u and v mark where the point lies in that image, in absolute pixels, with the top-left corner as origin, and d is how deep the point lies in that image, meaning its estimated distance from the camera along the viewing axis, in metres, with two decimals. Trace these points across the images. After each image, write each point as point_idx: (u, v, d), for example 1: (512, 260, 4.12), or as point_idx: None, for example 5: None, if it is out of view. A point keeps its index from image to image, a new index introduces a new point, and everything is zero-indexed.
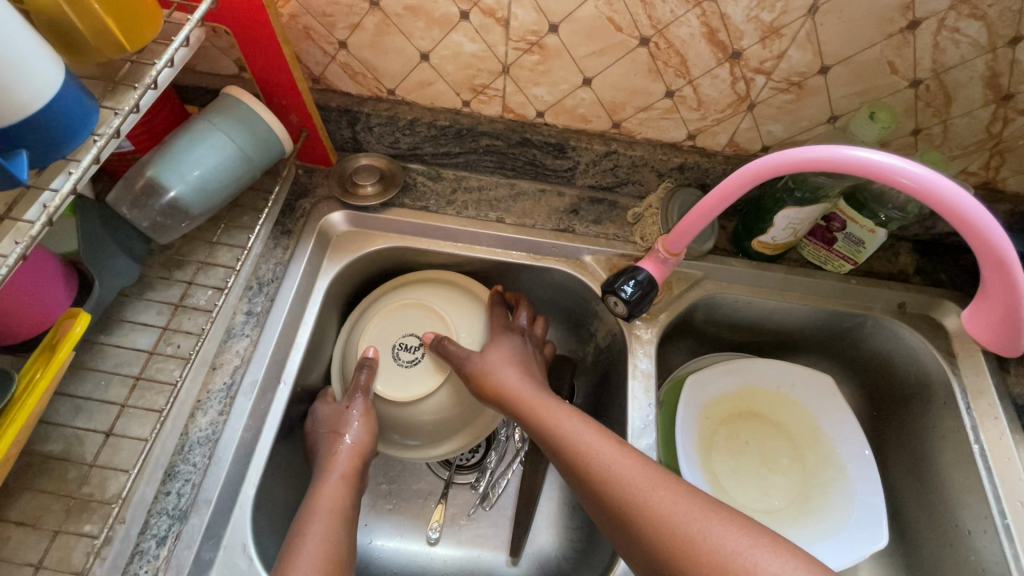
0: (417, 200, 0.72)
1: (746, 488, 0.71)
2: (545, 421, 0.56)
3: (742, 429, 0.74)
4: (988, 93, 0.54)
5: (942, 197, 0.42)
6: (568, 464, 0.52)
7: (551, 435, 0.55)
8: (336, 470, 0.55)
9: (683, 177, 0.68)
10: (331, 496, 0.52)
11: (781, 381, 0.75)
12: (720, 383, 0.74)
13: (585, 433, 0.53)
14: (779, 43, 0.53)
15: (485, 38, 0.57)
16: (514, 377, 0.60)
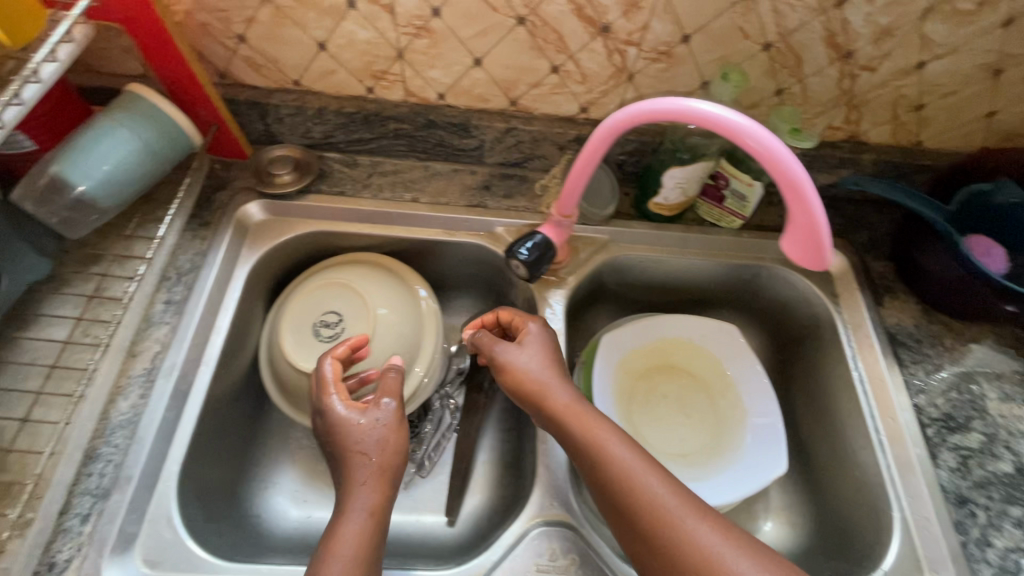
0: (334, 186, 0.75)
1: (665, 435, 0.76)
2: (591, 432, 0.53)
3: (657, 382, 0.80)
4: (831, 52, 0.60)
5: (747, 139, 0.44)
6: (608, 478, 0.51)
7: (585, 444, 0.53)
8: (360, 501, 0.49)
9: (582, 148, 0.73)
10: (354, 526, 0.48)
11: (691, 333, 0.81)
12: (636, 339, 0.80)
13: (619, 446, 0.52)
14: (641, 15, 0.58)
15: (375, 25, 0.61)
16: (549, 379, 0.58)
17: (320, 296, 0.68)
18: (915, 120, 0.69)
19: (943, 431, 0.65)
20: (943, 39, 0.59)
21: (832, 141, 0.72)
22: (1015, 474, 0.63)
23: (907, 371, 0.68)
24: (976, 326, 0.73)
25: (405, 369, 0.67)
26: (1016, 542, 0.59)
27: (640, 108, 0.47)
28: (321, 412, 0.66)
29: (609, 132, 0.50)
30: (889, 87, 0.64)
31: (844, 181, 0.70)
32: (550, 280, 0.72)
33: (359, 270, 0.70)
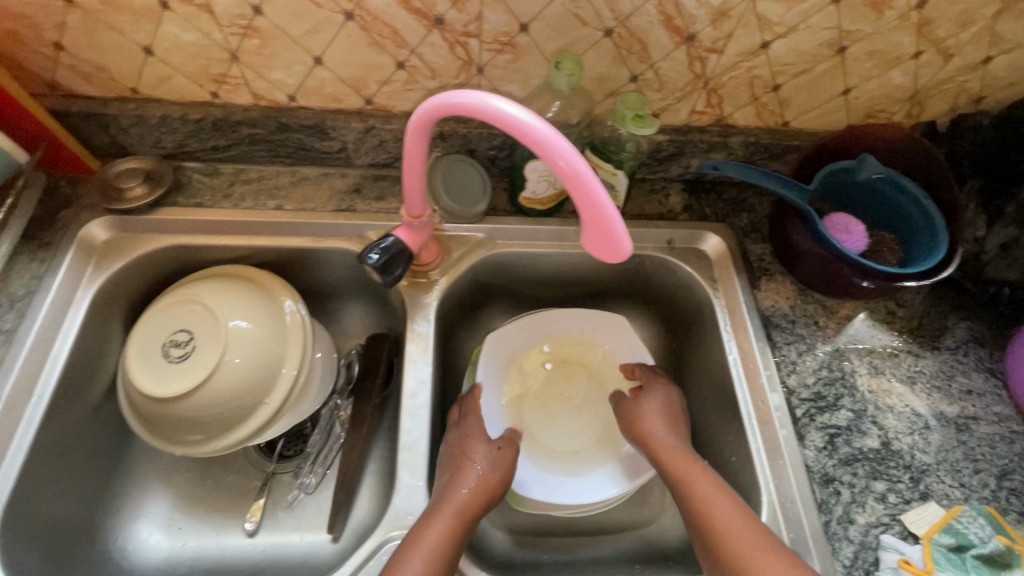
0: (191, 197, 0.71)
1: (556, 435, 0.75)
2: (684, 469, 0.61)
3: (550, 380, 0.79)
4: (673, 36, 0.60)
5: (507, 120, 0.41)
6: (693, 509, 0.58)
7: (685, 484, 0.60)
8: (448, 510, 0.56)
9: (449, 145, 0.71)
10: (438, 532, 0.53)
11: (582, 327, 0.79)
12: (525, 337, 0.78)
13: (707, 478, 0.59)
14: (471, 5, 0.56)
15: (196, 26, 0.57)
16: (670, 436, 0.65)
17: (171, 315, 0.64)
18: (776, 102, 0.69)
19: (812, 410, 0.65)
20: (780, 18, 0.58)
21: (700, 126, 0.72)
22: (881, 449, 0.63)
23: (779, 353, 0.69)
24: (850, 303, 0.73)
25: (267, 383, 0.65)
26: (876, 517, 0.59)
27: (448, 100, 0.44)
28: (178, 437, 0.63)
29: (420, 126, 0.46)
30: (742, 68, 0.64)
31: (704, 166, 0.70)
32: (420, 280, 0.71)
33: (215, 284, 0.67)
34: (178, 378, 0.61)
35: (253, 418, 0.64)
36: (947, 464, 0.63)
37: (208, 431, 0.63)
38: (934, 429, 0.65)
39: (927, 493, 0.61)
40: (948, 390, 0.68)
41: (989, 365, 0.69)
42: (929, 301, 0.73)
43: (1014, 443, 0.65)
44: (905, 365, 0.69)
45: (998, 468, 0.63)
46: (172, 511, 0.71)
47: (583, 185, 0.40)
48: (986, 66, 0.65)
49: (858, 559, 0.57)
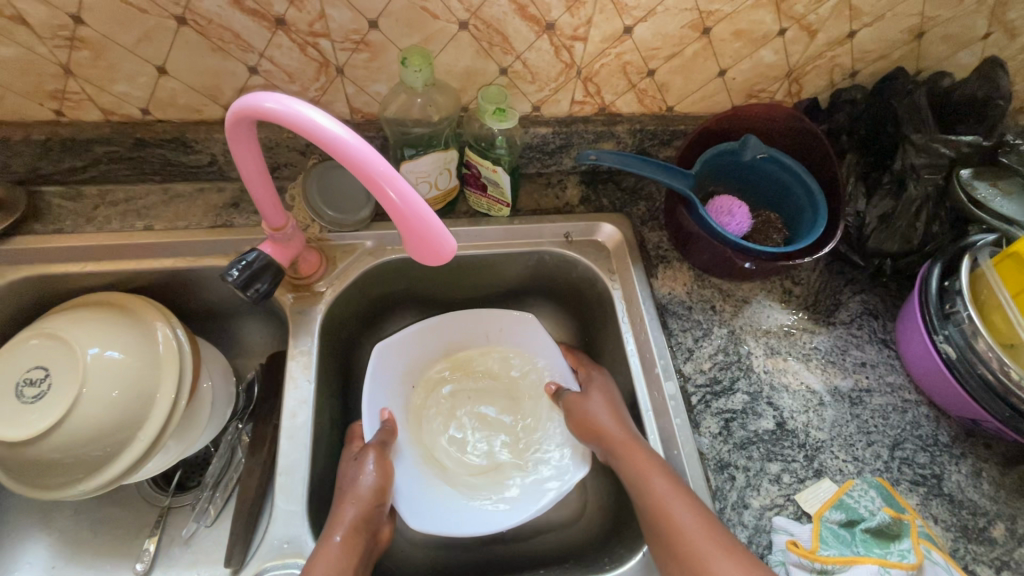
0: (52, 223, 0.67)
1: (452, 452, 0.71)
2: (636, 463, 0.58)
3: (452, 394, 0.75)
4: (531, 25, 0.58)
5: (300, 125, 0.39)
6: (644, 504, 0.55)
7: (636, 479, 0.56)
8: (337, 531, 0.53)
9: (326, 150, 0.69)
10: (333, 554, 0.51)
11: (488, 329, 0.76)
12: (427, 343, 0.74)
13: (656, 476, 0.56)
14: (310, 3, 0.53)
15: (16, 40, 0.53)
16: (621, 433, 0.61)
17: (26, 351, 0.60)
18: (655, 87, 0.68)
19: (708, 396, 0.64)
20: (635, 1, 0.57)
21: (585, 115, 0.70)
22: (776, 429, 0.63)
23: (675, 340, 0.68)
24: (747, 284, 0.73)
25: (138, 416, 0.60)
26: (770, 499, 0.59)
27: (256, 103, 0.40)
28: (41, 482, 0.58)
29: (237, 128, 0.43)
30: (611, 55, 0.62)
31: (581, 157, 0.68)
32: (302, 295, 0.67)
33: (76, 315, 0.62)
34: (32, 419, 0.57)
35: (122, 455, 0.59)
36: (841, 439, 0.63)
37: (73, 474, 0.59)
38: (829, 405, 0.65)
39: (821, 470, 0.61)
40: (843, 365, 0.68)
41: (882, 336, 0.70)
42: (825, 276, 0.73)
43: (906, 412, 0.65)
44: (800, 343, 0.69)
45: (890, 439, 0.63)
46: (55, 559, 0.66)
47: (392, 193, 0.39)
48: (852, 40, 0.65)
49: (752, 544, 0.57)
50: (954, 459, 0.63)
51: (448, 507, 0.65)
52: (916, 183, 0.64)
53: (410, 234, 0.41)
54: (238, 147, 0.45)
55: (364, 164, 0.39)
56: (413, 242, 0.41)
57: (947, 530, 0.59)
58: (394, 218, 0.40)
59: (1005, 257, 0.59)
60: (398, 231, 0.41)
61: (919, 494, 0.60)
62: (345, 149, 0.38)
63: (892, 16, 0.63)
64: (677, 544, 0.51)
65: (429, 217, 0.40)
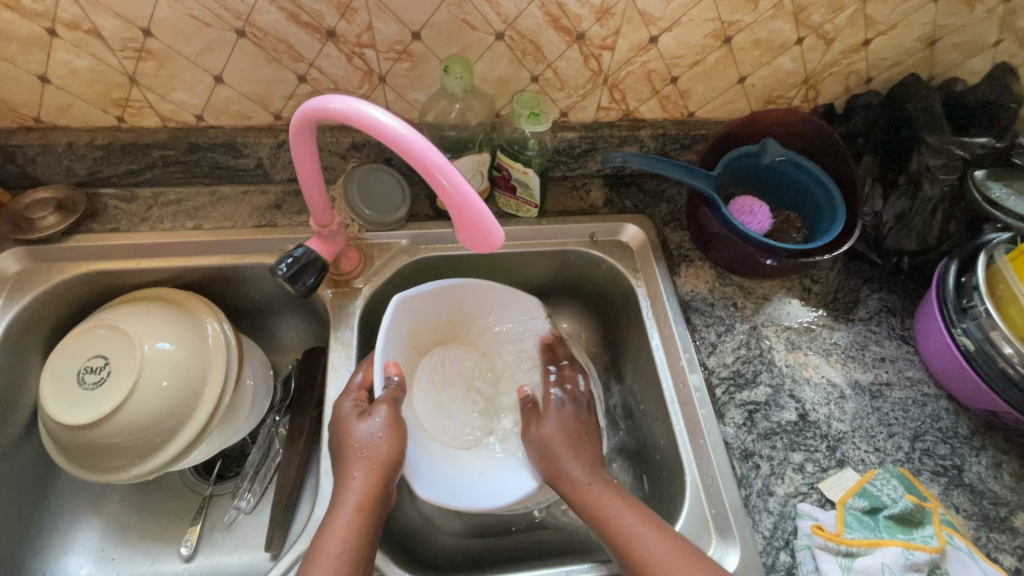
0: (108, 223, 0.71)
1: (439, 417, 0.69)
2: (593, 503, 0.56)
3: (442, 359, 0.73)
4: (563, 36, 0.62)
5: (368, 124, 0.43)
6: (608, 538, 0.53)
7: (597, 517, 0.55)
8: (349, 501, 0.52)
9: (364, 155, 0.73)
10: (342, 525, 0.50)
11: (494, 307, 0.73)
12: (436, 305, 0.70)
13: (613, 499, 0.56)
14: (360, 17, 0.57)
15: (89, 52, 0.58)
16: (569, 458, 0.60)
17: (87, 341, 0.64)
18: (677, 94, 0.71)
19: (731, 388, 0.67)
20: (661, 13, 0.61)
21: (610, 121, 0.74)
22: (799, 421, 0.65)
23: (698, 335, 0.70)
24: (767, 282, 0.75)
25: (188, 403, 0.64)
26: (795, 487, 0.61)
27: (321, 104, 0.44)
28: (98, 465, 0.62)
29: (300, 130, 0.47)
30: (636, 63, 0.66)
31: (609, 159, 0.71)
32: (341, 292, 0.71)
33: (132, 309, 0.66)
34: (93, 404, 0.61)
35: (174, 440, 0.63)
36: (863, 430, 0.65)
37: (128, 458, 0.62)
38: (849, 398, 0.67)
39: (844, 459, 0.63)
40: (862, 359, 0.70)
41: (900, 333, 0.72)
42: (843, 275, 0.76)
43: (926, 405, 0.67)
44: (821, 339, 0.71)
45: (911, 431, 0.65)
46: (105, 542, 0.69)
47: (451, 184, 0.43)
48: (867, 48, 0.68)
49: (778, 529, 0.58)
50: (974, 451, 0.64)
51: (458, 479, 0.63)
52: (932, 184, 0.66)
53: (466, 225, 0.45)
54: (299, 146, 0.48)
55: (425, 159, 0.43)
56: (467, 230, 0.45)
57: (968, 518, 0.60)
58: (448, 208, 0.44)
59: None
60: (453, 221, 0.45)
61: (941, 483, 0.62)
62: (410, 146, 0.42)
63: (905, 25, 0.66)
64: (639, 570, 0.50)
65: (481, 208, 0.44)
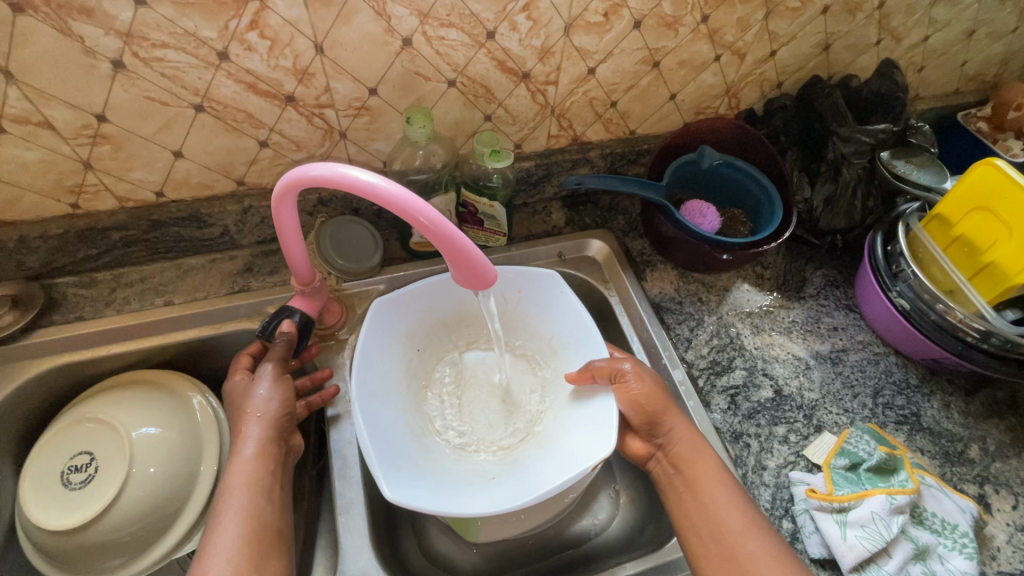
0: (70, 313, 0.68)
1: (456, 421, 0.68)
2: (699, 453, 0.60)
3: (464, 361, 0.73)
4: (510, 77, 0.66)
5: (346, 182, 0.45)
6: (693, 483, 0.58)
7: (693, 470, 0.59)
8: (248, 444, 0.55)
9: (332, 208, 0.74)
10: (245, 463, 0.54)
11: (506, 292, 0.70)
12: (432, 304, 0.70)
13: (728, 491, 0.57)
14: (317, 80, 0.60)
15: (40, 143, 0.57)
16: (684, 424, 0.62)
17: (66, 439, 0.61)
18: (618, 115, 0.77)
19: (712, 376, 0.72)
20: (596, 47, 0.67)
21: (560, 147, 0.79)
22: (775, 397, 0.71)
23: (673, 333, 0.75)
24: (724, 274, 0.82)
25: (188, 484, 0.62)
26: (784, 458, 0.66)
27: (303, 172, 0.46)
28: (96, 567, 0.59)
29: (283, 196, 0.49)
30: (578, 93, 0.72)
31: (568, 182, 0.75)
32: (330, 344, 0.71)
33: (110, 398, 0.64)
34: (84, 503, 0.58)
35: (176, 525, 0.61)
36: (831, 395, 0.71)
37: (128, 553, 0.59)
38: (814, 368, 0.74)
39: (820, 425, 0.69)
40: (819, 332, 0.77)
41: (846, 302, 0.80)
42: (787, 258, 0.83)
43: (879, 363, 0.75)
44: (779, 318, 0.78)
45: (871, 388, 0.72)
46: None
47: (433, 220, 0.46)
48: (774, 57, 0.76)
49: (777, 499, 0.64)
50: (926, 397, 0.72)
51: (432, 484, 0.58)
52: (848, 168, 0.75)
53: (454, 255, 0.48)
54: (283, 213, 0.51)
55: (401, 201, 0.45)
56: (455, 259, 0.49)
57: (933, 458, 0.67)
58: (434, 242, 0.47)
59: (932, 219, 0.71)
60: (443, 254, 0.48)
61: (904, 431, 0.69)
62: (386, 192, 0.44)
63: (802, 36, 0.75)
64: (713, 524, 0.55)
65: (462, 238, 0.48)
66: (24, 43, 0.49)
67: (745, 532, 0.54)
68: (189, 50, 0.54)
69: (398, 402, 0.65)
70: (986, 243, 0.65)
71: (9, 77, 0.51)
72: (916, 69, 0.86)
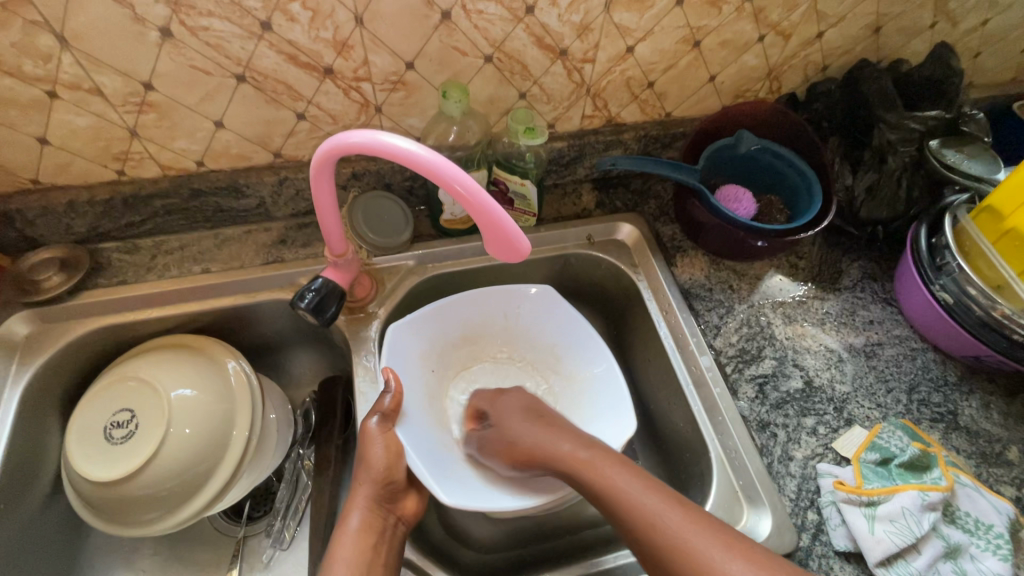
0: (114, 277, 0.71)
1: None
2: (590, 467, 0.57)
3: (476, 374, 0.74)
4: (547, 53, 0.65)
5: (388, 151, 0.45)
6: (600, 496, 0.55)
7: (592, 483, 0.56)
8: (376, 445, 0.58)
9: (364, 182, 0.75)
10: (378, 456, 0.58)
11: (506, 309, 0.74)
12: (440, 327, 0.71)
13: (632, 481, 0.55)
14: (356, 53, 0.60)
15: (90, 110, 0.59)
16: (552, 434, 0.61)
17: (108, 397, 0.64)
18: (654, 96, 0.76)
19: (740, 365, 0.71)
20: (636, 24, 0.65)
21: (594, 127, 0.78)
22: (805, 388, 0.69)
23: (702, 319, 0.74)
24: (757, 263, 0.80)
25: (220, 446, 0.64)
26: (811, 449, 0.65)
27: (343, 139, 0.47)
28: (133, 520, 0.61)
29: (321, 164, 0.49)
30: (615, 72, 0.70)
31: (601, 163, 0.74)
32: (360, 317, 0.72)
33: (149, 362, 0.66)
34: (124, 458, 0.61)
35: (209, 484, 0.63)
36: (863, 389, 0.70)
37: (165, 508, 0.62)
38: (847, 361, 0.72)
39: (851, 418, 0.67)
40: (853, 324, 0.75)
41: (883, 295, 0.78)
42: (824, 248, 0.81)
43: (916, 359, 0.72)
44: (813, 310, 0.76)
45: (906, 384, 0.70)
46: None
47: (470, 192, 0.46)
48: (821, 39, 0.74)
49: (802, 490, 0.63)
50: (964, 395, 0.70)
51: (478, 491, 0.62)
52: (894, 156, 0.73)
53: (489, 228, 0.48)
54: (321, 181, 0.51)
55: (439, 171, 0.45)
56: (489, 233, 0.48)
57: (969, 458, 0.65)
58: (472, 215, 0.47)
59: (982, 211, 0.68)
60: (478, 225, 0.48)
61: (939, 429, 0.67)
62: (427, 161, 0.45)
63: (852, 16, 0.72)
64: (638, 523, 0.52)
65: (499, 211, 0.47)
66: (78, 10, 0.51)
67: (692, 526, 0.51)
68: (234, 20, 0.54)
69: (427, 418, 0.67)
70: None
71: (63, 44, 0.53)
72: (972, 55, 0.82)
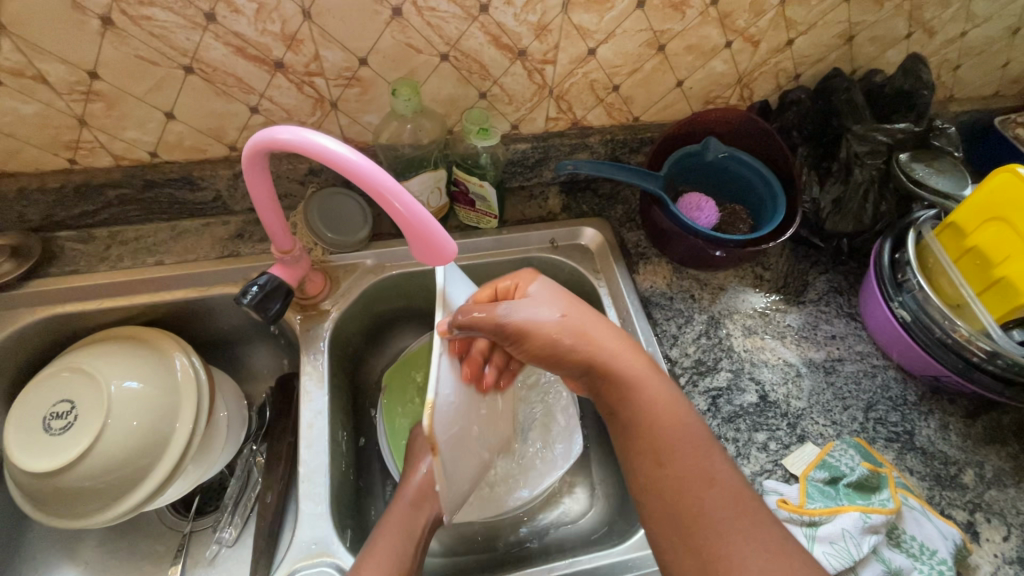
0: (66, 266, 0.71)
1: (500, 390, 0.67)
2: (639, 397, 0.53)
3: None
4: (505, 53, 0.64)
5: (311, 151, 0.44)
6: (633, 424, 0.53)
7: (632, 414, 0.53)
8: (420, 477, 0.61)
9: (323, 179, 0.74)
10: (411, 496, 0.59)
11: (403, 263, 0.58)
12: None
13: (677, 425, 0.52)
14: (306, 47, 0.59)
15: (36, 97, 0.58)
16: (613, 347, 0.55)
17: (51, 386, 0.64)
18: (621, 100, 0.74)
19: (694, 377, 0.69)
20: (597, 26, 0.64)
21: (559, 130, 0.76)
22: (760, 402, 0.68)
23: (660, 328, 0.73)
24: (721, 273, 0.79)
25: (161, 440, 0.63)
26: (760, 465, 0.64)
27: (269, 135, 0.46)
28: (67, 512, 0.61)
29: (251, 160, 0.49)
30: (578, 74, 0.69)
31: (560, 166, 0.73)
32: (312, 315, 0.71)
33: (96, 351, 0.66)
34: (60, 449, 0.60)
35: (146, 479, 0.62)
36: (819, 405, 0.68)
37: (100, 501, 0.61)
38: (805, 376, 0.71)
39: (804, 435, 0.66)
40: (815, 338, 0.74)
41: (848, 310, 0.76)
42: (792, 260, 0.80)
43: (876, 376, 0.71)
44: (775, 322, 0.75)
45: (864, 402, 0.69)
46: None
47: (395, 200, 0.46)
48: (791, 47, 0.72)
49: None
50: (922, 415, 0.68)
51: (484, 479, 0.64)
52: (860, 168, 0.71)
53: (415, 236, 0.48)
54: (254, 179, 0.51)
55: (362, 176, 0.44)
56: (416, 241, 0.48)
57: (922, 479, 0.64)
58: (399, 224, 0.47)
59: (945, 228, 0.66)
60: (405, 234, 0.48)
61: (894, 449, 0.66)
62: (349, 166, 0.44)
63: (823, 24, 0.70)
64: (659, 464, 0.50)
65: (425, 218, 0.47)
66: None
67: (710, 491, 0.48)
68: (177, 11, 0.54)
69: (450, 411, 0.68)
70: (999, 256, 0.61)
71: (3, 30, 0.52)
72: (950, 68, 0.80)
